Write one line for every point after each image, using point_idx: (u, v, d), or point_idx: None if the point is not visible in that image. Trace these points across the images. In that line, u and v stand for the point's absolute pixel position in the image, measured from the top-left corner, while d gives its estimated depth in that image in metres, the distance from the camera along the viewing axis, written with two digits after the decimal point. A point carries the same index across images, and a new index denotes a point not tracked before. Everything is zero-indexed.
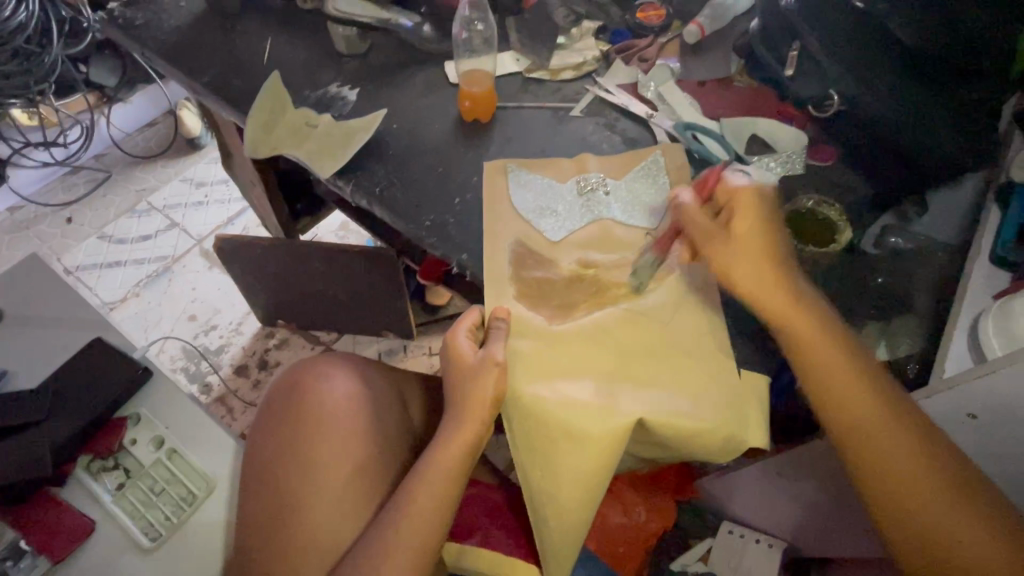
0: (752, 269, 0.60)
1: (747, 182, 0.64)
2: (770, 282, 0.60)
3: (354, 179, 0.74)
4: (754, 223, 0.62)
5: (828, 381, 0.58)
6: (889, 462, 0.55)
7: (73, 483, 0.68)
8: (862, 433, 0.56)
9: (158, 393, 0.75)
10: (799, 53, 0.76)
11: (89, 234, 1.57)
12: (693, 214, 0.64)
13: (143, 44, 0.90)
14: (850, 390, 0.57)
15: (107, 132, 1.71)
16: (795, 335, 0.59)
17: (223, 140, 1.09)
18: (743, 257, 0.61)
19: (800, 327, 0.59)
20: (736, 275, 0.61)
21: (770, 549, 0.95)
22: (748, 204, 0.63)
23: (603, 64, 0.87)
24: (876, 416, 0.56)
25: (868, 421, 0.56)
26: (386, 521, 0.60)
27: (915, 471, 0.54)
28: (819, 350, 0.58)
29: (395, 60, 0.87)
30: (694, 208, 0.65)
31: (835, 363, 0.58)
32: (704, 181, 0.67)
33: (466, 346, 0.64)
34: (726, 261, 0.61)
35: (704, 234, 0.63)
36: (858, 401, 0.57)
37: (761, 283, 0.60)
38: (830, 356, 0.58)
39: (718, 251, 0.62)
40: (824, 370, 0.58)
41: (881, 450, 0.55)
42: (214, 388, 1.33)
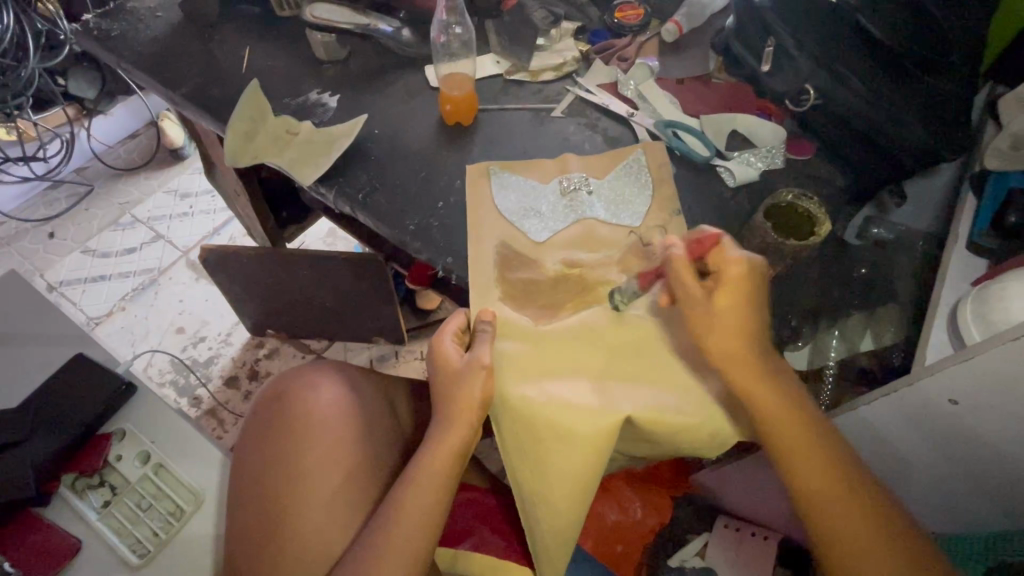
0: (726, 341, 0.58)
1: (742, 256, 0.59)
2: (741, 356, 0.58)
3: (336, 186, 0.74)
4: (739, 303, 0.58)
5: (793, 452, 0.57)
6: (850, 536, 0.54)
7: (57, 502, 0.67)
8: (824, 505, 0.55)
9: (144, 407, 0.74)
10: (774, 50, 0.76)
11: (71, 249, 1.55)
12: (680, 273, 0.61)
13: (118, 55, 0.89)
14: (817, 462, 0.56)
15: (87, 145, 1.69)
16: (761, 410, 0.57)
17: (204, 149, 1.08)
18: (719, 328, 0.59)
19: (771, 400, 0.57)
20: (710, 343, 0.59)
21: (766, 540, 0.92)
22: (737, 282, 0.58)
23: (583, 65, 0.87)
24: (839, 489, 0.55)
25: (829, 493, 0.55)
26: (377, 527, 0.60)
27: (874, 547, 0.53)
28: (782, 423, 0.57)
29: (375, 66, 0.87)
30: (682, 268, 0.61)
31: (800, 438, 0.57)
32: (699, 239, 0.62)
33: (452, 351, 0.64)
34: (703, 328, 0.59)
35: (688, 298, 0.60)
36: (821, 475, 0.56)
37: (733, 357, 0.58)
38: (798, 429, 0.57)
39: (695, 319, 0.60)
40: (790, 444, 0.57)
41: (841, 524, 0.55)
42: (204, 401, 1.31)
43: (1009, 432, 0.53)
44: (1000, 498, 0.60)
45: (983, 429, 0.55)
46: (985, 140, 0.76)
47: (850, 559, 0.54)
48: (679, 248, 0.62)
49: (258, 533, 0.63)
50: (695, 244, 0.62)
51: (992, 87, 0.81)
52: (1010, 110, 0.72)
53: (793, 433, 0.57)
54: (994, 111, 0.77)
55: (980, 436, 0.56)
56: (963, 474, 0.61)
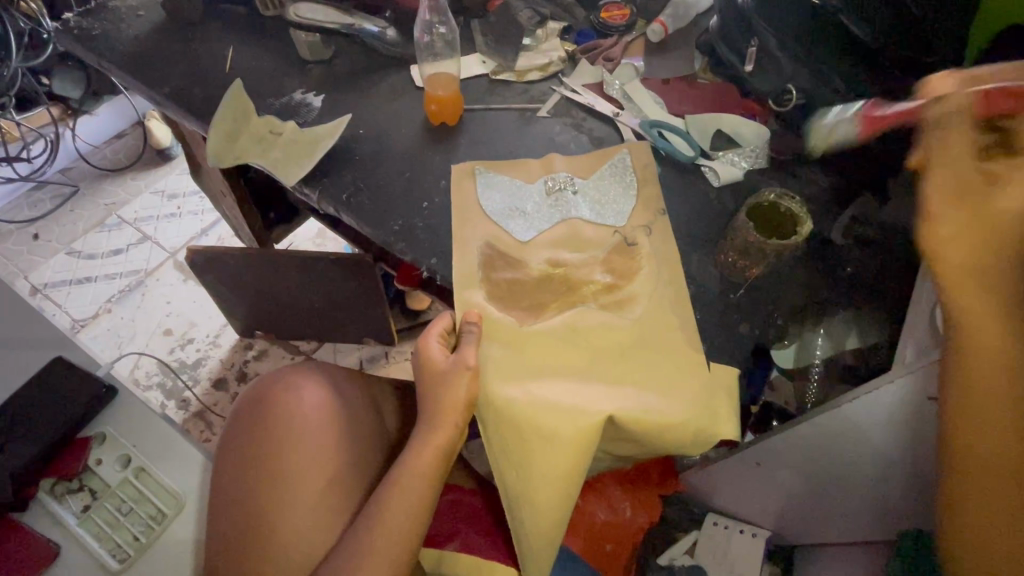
0: (964, 244, 0.50)
1: None
2: (976, 260, 0.49)
3: (320, 187, 0.73)
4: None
5: (978, 384, 0.49)
6: (989, 483, 0.50)
7: (37, 507, 0.67)
8: (981, 452, 0.50)
9: (124, 411, 0.73)
10: (757, 50, 0.78)
11: (56, 250, 1.53)
12: (949, 140, 0.51)
13: (99, 54, 0.88)
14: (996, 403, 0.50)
15: (72, 145, 1.67)
16: (979, 326, 0.48)
17: (189, 149, 1.07)
18: (968, 221, 0.50)
19: (984, 330, 0.49)
20: (944, 247, 0.50)
21: (755, 538, 0.96)
22: None
23: (569, 64, 0.87)
24: (1001, 435, 0.50)
25: (992, 439, 0.50)
26: (360, 529, 0.60)
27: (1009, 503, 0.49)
28: (981, 345, 0.48)
29: (361, 65, 0.87)
30: (956, 134, 0.51)
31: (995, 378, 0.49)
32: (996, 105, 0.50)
33: (439, 353, 0.64)
34: (948, 218, 0.50)
35: (949, 168, 0.51)
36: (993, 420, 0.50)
37: (968, 267, 0.49)
38: (999, 365, 0.49)
39: (938, 202, 0.51)
40: (986, 377, 0.49)
41: (990, 469, 0.50)
42: (192, 404, 1.30)
43: None
44: None
45: None
46: None
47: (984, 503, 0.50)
48: (959, 106, 0.51)
49: (251, 539, 0.62)
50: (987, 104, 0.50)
51: None
52: None
53: (989, 371, 0.49)
54: None
55: None
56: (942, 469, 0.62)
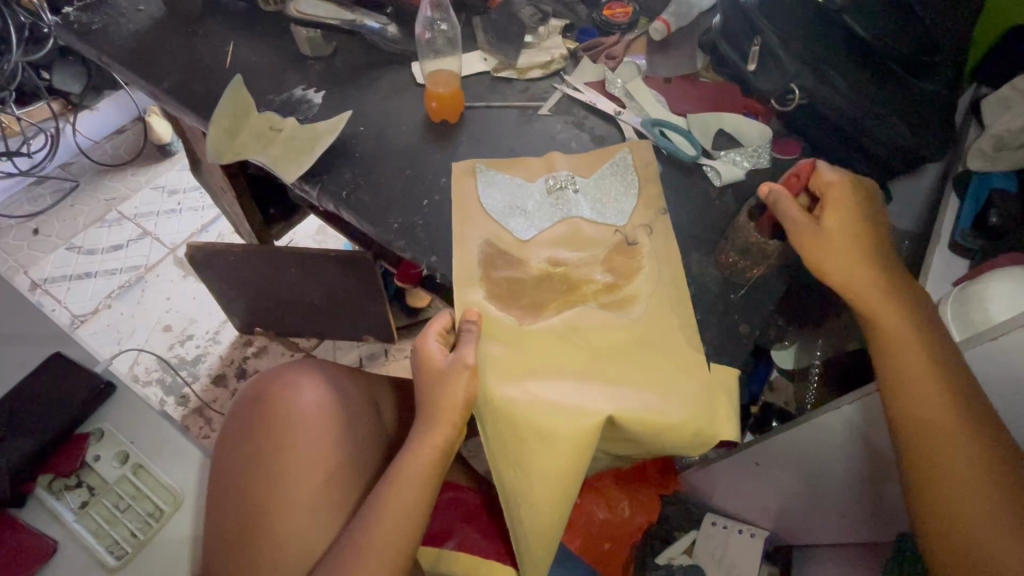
0: (837, 260, 0.57)
1: (841, 175, 0.60)
2: (858, 268, 0.57)
3: (320, 183, 0.73)
4: (849, 216, 0.58)
5: (899, 366, 0.55)
6: (942, 454, 0.52)
7: (35, 502, 0.66)
8: (929, 426, 0.53)
9: (123, 407, 0.73)
10: (760, 49, 0.77)
11: (56, 245, 1.53)
12: (786, 204, 0.60)
13: (99, 49, 0.88)
14: (935, 397, 0.53)
15: (73, 140, 1.67)
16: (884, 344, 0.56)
17: (190, 145, 1.07)
18: (836, 251, 0.57)
19: (889, 322, 0.56)
20: (827, 265, 0.57)
21: (753, 538, 0.96)
22: (840, 198, 0.59)
23: (571, 62, 0.87)
24: (953, 424, 0.52)
25: (939, 431, 0.53)
26: (359, 527, 0.60)
27: (964, 465, 0.51)
28: (894, 335, 0.56)
29: (362, 62, 0.86)
30: (787, 202, 0.60)
31: (921, 373, 0.54)
32: (795, 171, 0.63)
33: (436, 350, 0.64)
34: (821, 256, 0.57)
35: (794, 228, 0.59)
36: (930, 394, 0.53)
37: (852, 278, 0.57)
38: (914, 349, 0.55)
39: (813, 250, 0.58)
40: (910, 378, 0.54)
41: (945, 460, 0.52)
42: (191, 400, 1.30)
43: None
44: None
45: None
46: (968, 141, 0.76)
47: (951, 491, 0.51)
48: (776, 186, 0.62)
49: (246, 536, 0.62)
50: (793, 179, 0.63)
51: (975, 88, 0.82)
52: (992, 111, 0.72)
53: (905, 354, 0.55)
54: (977, 113, 0.77)
55: None
56: None
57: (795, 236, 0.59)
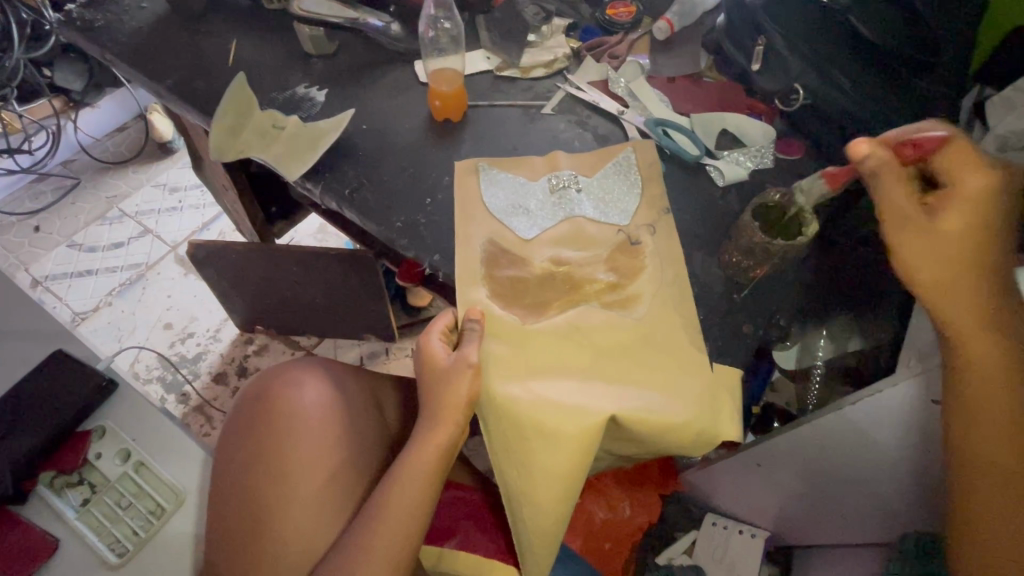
0: (935, 263, 0.51)
1: (986, 169, 0.50)
2: (962, 275, 0.51)
3: (323, 181, 0.73)
4: (971, 219, 0.51)
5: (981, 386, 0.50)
6: (990, 479, 0.52)
7: (35, 500, 0.66)
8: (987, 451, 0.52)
9: (124, 405, 0.73)
10: (764, 48, 0.78)
11: (58, 243, 1.53)
12: (892, 184, 0.53)
13: (102, 46, 0.88)
14: (1004, 408, 0.51)
15: (74, 138, 1.67)
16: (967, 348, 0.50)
17: (192, 143, 1.07)
18: (937, 256, 0.51)
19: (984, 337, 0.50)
20: (919, 267, 0.52)
21: (754, 538, 0.96)
22: (970, 195, 0.51)
23: (574, 62, 0.87)
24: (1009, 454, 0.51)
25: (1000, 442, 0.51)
26: (362, 526, 0.60)
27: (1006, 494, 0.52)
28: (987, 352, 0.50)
29: (364, 60, 0.86)
30: (895, 181, 0.53)
31: (999, 384, 0.50)
32: (916, 143, 0.53)
33: (440, 349, 0.64)
34: (913, 254, 0.52)
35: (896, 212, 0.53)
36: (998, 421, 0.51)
37: (949, 284, 0.51)
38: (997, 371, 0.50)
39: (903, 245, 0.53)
40: (991, 389, 0.50)
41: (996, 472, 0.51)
42: (192, 398, 1.30)
43: None
44: None
45: None
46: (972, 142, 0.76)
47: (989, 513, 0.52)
48: (888, 155, 0.53)
49: (250, 535, 0.62)
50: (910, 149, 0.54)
51: (979, 89, 0.80)
52: (996, 112, 0.72)
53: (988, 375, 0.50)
54: (981, 114, 0.77)
55: None
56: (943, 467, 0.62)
57: (895, 224, 0.53)
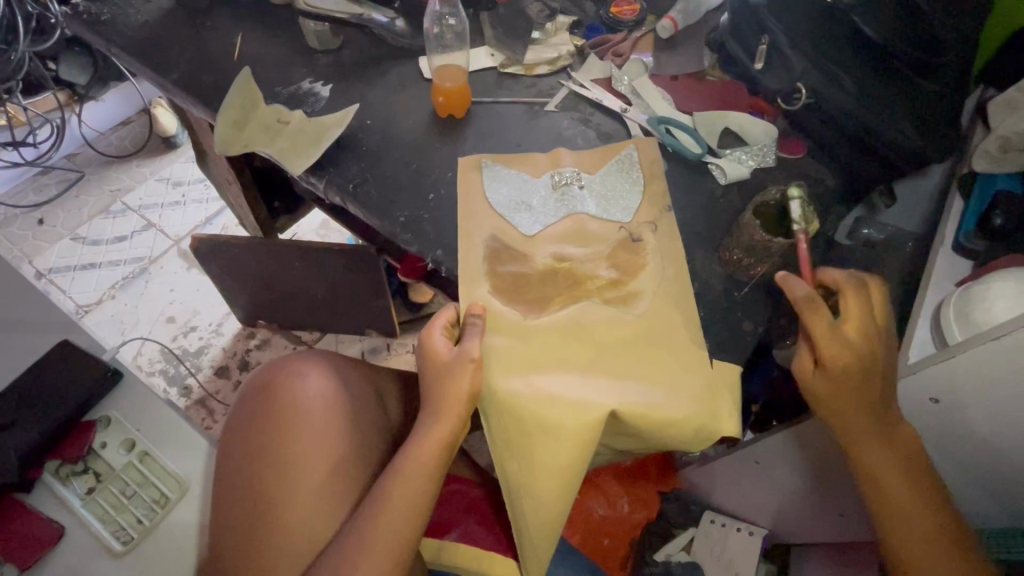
0: (826, 391, 0.56)
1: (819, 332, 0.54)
2: (846, 390, 0.55)
3: (327, 176, 0.73)
4: (847, 355, 0.54)
5: (879, 474, 0.57)
6: (920, 552, 0.57)
7: (41, 488, 0.67)
8: (908, 526, 0.57)
9: (127, 396, 0.73)
10: (768, 47, 0.77)
11: (62, 236, 1.54)
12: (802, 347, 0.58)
13: (108, 39, 0.88)
14: (898, 488, 0.57)
15: (78, 131, 1.67)
16: (860, 443, 0.57)
17: (196, 138, 1.07)
18: (833, 387, 0.55)
19: (866, 435, 0.56)
20: (818, 392, 0.56)
21: (752, 536, 0.98)
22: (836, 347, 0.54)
23: (578, 59, 0.87)
24: (929, 523, 0.57)
25: (912, 521, 0.57)
26: (364, 518, 0.60)
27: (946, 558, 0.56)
28: (867, 445, 0.57)
29: (369, 56, 0.87)
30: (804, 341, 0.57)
31: (880, 450, 0.57)
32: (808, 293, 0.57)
33: (443, 344, 0.64)
34: (812, 386, 0.57)
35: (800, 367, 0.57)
36: (906, 497, 0.57)
37: (839, 398, 0.55)
38: (886, 458, 0.57)
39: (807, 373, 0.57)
40: (884, 470, 0.57)
41: (914, 547, 0.57)
42: (194, 391, 1.31)
43: (997, 429, 0.55)
44: (969, 486, 0.63)
45: (964, 425, 0.58)
46: (973, 143, 0.76)
47: None
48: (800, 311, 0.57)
49: (251, 526, 0.63)
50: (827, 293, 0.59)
51: (982, 89, 0.81)
52: (998, 113, 0.72)
53: (886, 464, 0.57)
54: (982, 115, 0.77)
55: (957, 426, 0.58)
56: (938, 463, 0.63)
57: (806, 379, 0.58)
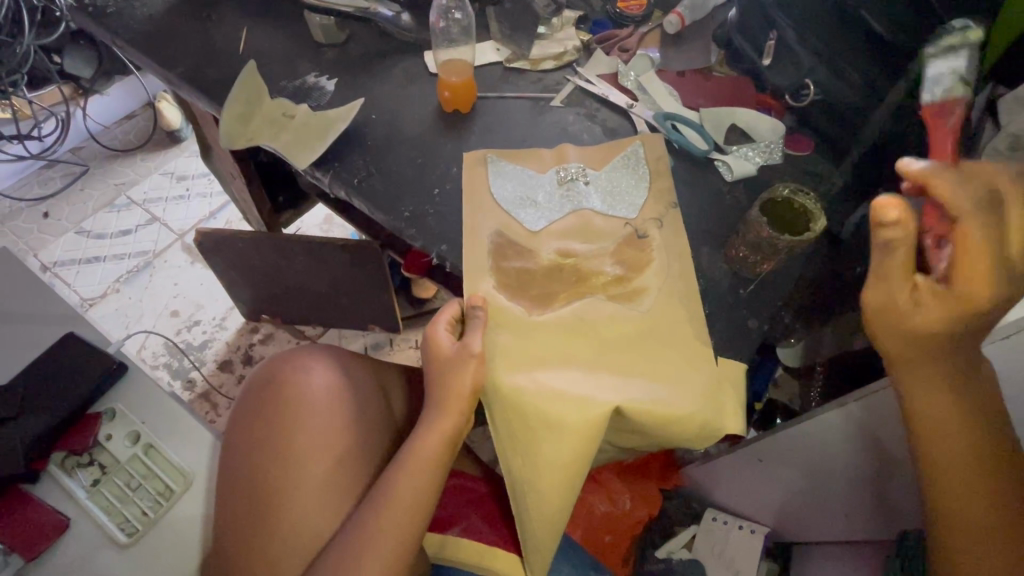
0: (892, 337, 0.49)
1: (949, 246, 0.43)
2: (919, 340, 0.47)
3: (332, 170, 0.73)
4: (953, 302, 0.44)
5: (933, 430, 0.50)
6: (961, 521, 0.51)
7: (47, 479, 0.67)
8: (951, 491, 0.51)
9: (133, 389, 0.74)
10: (776, 43, 0.77)
11: (66, 229, 1.54)
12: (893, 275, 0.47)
13: (113, 32, 0.88)
14: (954, 449, 0.50)
15: (83, 125, 1.67)
16: (920, 398, 0.50)
17: (201, 132, 1.07)
18: (900, 332, 0.48)
19: (929, 388, 0.49)
20: (882, 337, 0.49)
21: (753, 534, 0.96)
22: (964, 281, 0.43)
23: (584, 55, 0.87)
24: (979, 495, 0.50)
25: (962, 489, 0.51)
26: (368, 512, 0.60)
27: (991, 535, 0.50)
28: (929, 399, 0.49)
29: (375, 50, 0.86)
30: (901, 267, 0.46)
31: (942, 405, 0.49)
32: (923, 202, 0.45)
33: (445, 339, 0.64)
34: (880, 329, 0.49)
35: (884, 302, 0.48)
36: (960, 459, 0.50)
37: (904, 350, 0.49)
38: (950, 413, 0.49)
39: (876, 322, 0.48)
40: (940, 426, 0.50)
41: (958, 516, 0.51)
42: (198, 384, 1.31)
43: None
44: None
45: None
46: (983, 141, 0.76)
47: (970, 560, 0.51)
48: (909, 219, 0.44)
49: (256, 516, 0.63)
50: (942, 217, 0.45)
51: (991, 89, 0.81)
52: (1009, 111, 0.71)
53: (944, 420, 0.50)
54: (993, 112, 0.76)
55: None
56: None
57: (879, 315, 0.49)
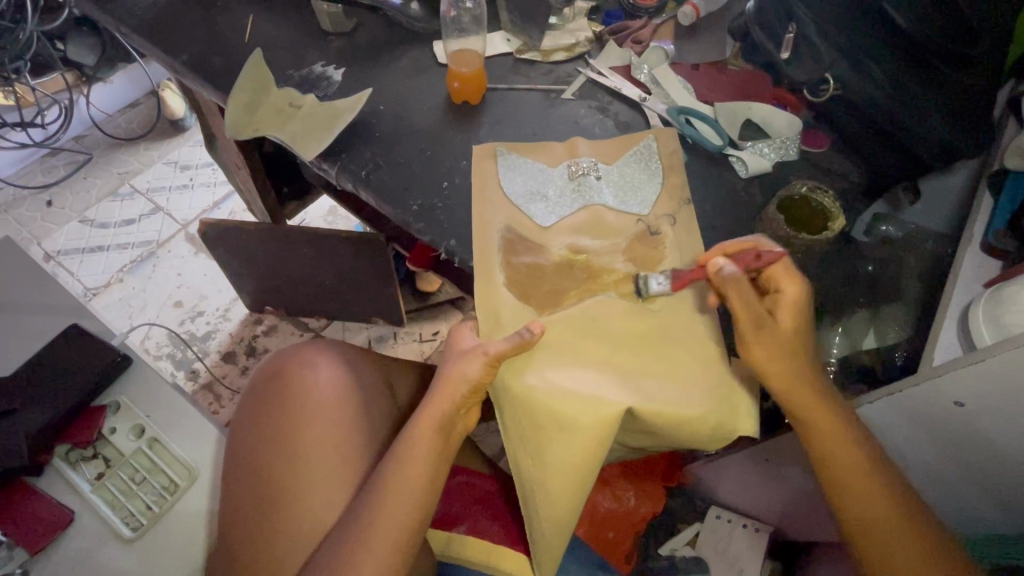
0: (774, 356, 0.57)
1: (741, 266, 0.58)
2: (798, 360, 0.57)
3: (340, 162, 0.72)
4: (801, 315, 0.57)
5: (828, 439, 0.57)
6: (867, 513, 0.57)
7: (51, 472, 0.67)
8: (854, 487, 0.57)
9: (139, 381, 0.73)
10: (794, 36, 0.75)
11: (70, 218, 1.53)
12: (742, 290, 0.57)
13: (118, 19, 0.87)
14: (849, 456, 0.57)
15: (86, 112, 1.66)
16: (810, 419, 0.58)
17: (206, 121, 1.06)
18: (777, 348, 0.57)
19: (817, 408, 0.58)
20: (762, 362, 0.57)
21: (756, 533, 0.96)
22: (795, 300, 0.57)
23: (596, 46, 0.85)
24: (877, 490, 0.57)
25: (864, 491, 0.57)
26: (368, 504, 0.59)
27: (892, 519, 0.56)
28: (817, 414, 0.58)
29: (384, 39, 0.85)
30: (744, 286, 0.57)
31: (832, 417, 0.58)
32: (741, 254, 0.59)
33: (468, 338, 0.64)
34: (762, 351, 0.57)
35: (751, 318, 0.57)
36: (851, 459, 0.57)
37: (791, 365, 0.57)
38: (837, 425, 0.57)
39: (751, 344, 0.57)
40: (832, 437, 0.57)
41: (863, 512, 0.57)
42: (201, 375, 1.31)
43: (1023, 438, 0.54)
44: (987, 494, 0.62)
45: (983, 431, 0.56)
46: (1005, 139, 0.74)
47: (879, 549, 0.56)
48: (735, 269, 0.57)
49: (258, 502, 0.63)
50: (750, 256, 0.58)
51: (1013, 83, 0.79)
52: None
53: (830, 432, 0.57)
54: (1016, 109, 0.75)
55: (980, 434, 0.57)
56: (958, 469, 0.62)
57: (754, 329, 0.57)
